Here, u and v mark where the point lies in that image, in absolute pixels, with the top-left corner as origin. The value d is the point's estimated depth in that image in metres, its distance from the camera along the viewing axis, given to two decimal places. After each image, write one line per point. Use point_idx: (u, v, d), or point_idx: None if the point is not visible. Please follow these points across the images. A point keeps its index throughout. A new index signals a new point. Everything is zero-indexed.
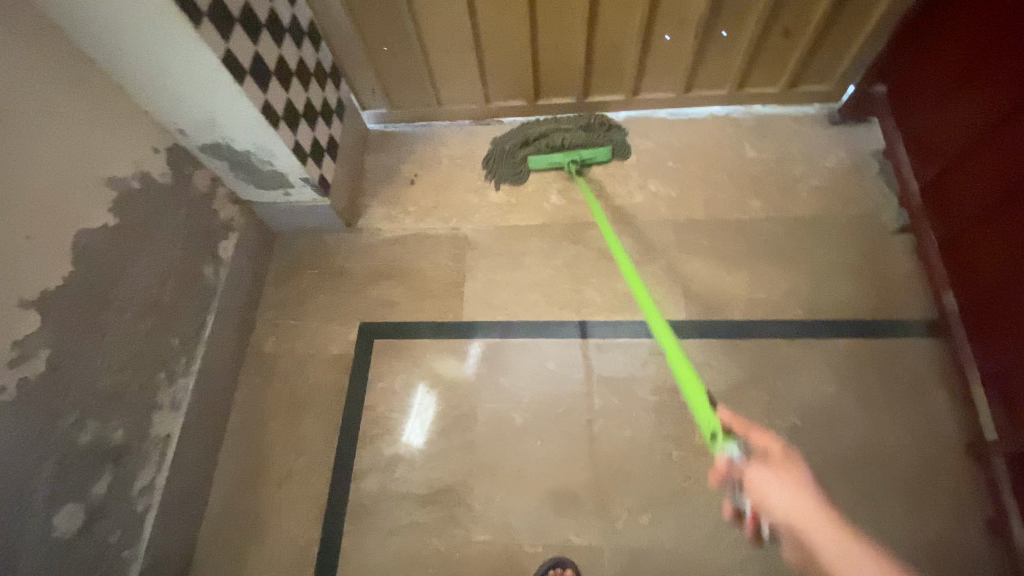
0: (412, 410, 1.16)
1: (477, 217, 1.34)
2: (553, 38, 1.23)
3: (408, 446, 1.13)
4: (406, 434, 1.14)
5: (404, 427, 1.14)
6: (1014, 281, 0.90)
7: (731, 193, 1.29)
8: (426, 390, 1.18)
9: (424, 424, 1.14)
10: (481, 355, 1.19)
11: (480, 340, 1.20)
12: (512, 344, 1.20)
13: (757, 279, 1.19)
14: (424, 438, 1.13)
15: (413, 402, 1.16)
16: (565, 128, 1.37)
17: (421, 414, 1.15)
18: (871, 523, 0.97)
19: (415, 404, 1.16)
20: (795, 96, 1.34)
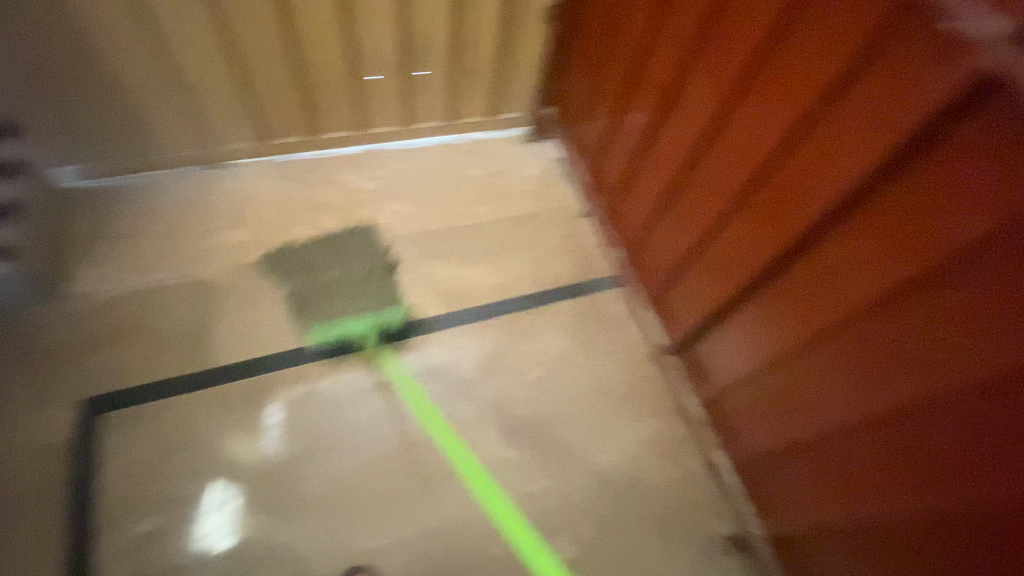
0: (207, 508, 1.03)
1: (217, 260, 1.29)
2: (265, 80, 1.29)
3: (209, 549, 1.00)
4: (204, 543, 1.00)
5: (198, 538, 1.00)
6: (649, 226, 1.23)
7: (460, 203, 1.49)
8: (224, 486, 1.05)
9: (228, 523, 1.02)
10: (285, 424, 1.12)
11: (278, 402, 1.14)
12: (315, 406, 1.15)
13: (492, 269, 1.40)
14: (229, 540, 1.01)
15: (206, 502, 1.03)
16: (350, 268, 1.32)
17: (222, 509, 1.03)
18: (605, 437, 1.19)
19: (213, 501, 1.03)
20: (496, 123, 1.60)
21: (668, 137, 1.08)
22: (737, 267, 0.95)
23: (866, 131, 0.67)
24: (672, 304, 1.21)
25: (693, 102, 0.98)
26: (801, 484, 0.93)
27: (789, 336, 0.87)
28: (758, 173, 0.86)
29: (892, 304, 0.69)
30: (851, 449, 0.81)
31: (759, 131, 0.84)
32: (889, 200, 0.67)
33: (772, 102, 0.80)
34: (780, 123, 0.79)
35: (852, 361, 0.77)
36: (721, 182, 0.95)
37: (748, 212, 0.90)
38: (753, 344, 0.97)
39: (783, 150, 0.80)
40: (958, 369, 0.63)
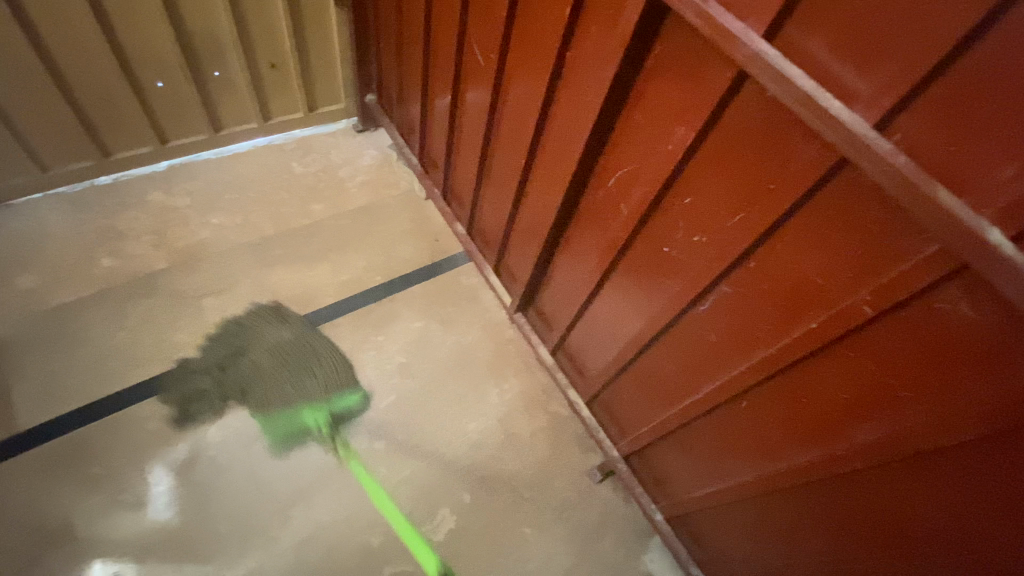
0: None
1: (5, 313, 1.14)
2: (18, 104, 1.12)
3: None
4: None
5: None
6: (477, 195, 1.25)
7: (292, 204, 1.43)
8: (105, 562, 0.96)
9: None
10: (170, 489, 1.03)
11: (160, 464, 1.05)
12: (203, 462, 1.06)
13: (337, 265, 1.36)
14: None
15: None
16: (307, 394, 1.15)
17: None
18: (473, 406, 1.22)
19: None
20: (317, 117, 1.55)
21: (468, 105, 1.10)
22: (543, 219, 0.99)
23: (593, 67, 0.71)
24: (511, 265, 1.24)
25: (476, 67, 1.01)
26: (633, 405, 1.01)
27: (592, 272, 0.93)
28: (535, 123, 0.89)
29: (649, 224, 0.76)
30: (655, 363, 0.88)
31: (527, 84, 0.87)
32: (629, 131, 0.72)
33: (531, 58, 0.84)
34: (539, 71, 0.83)
35: (636, 284, 0.84)
36: (515, 138, 0.98)
37: (540, 161, 0.94)
38: (573, 284, 1.02)
39: (550, 98, 0.84)
40: (699, 269, 0.70)
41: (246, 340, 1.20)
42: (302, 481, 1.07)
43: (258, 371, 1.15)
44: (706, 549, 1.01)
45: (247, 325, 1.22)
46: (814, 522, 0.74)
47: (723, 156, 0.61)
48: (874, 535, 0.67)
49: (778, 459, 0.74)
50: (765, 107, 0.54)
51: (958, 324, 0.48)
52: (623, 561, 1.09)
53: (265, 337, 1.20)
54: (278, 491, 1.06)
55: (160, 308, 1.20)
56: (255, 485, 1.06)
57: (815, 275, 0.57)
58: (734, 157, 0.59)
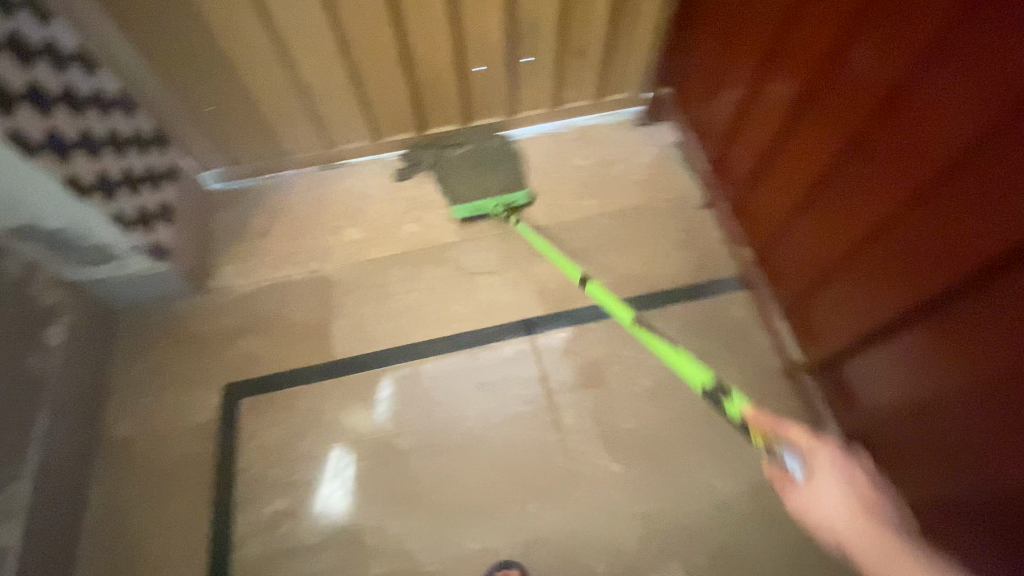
0: (329, 473, 1.11)
1: (335, 256, 1.35)
2: (376, 78, 1.30)
3: (328, 514, 1.07)
4: (327, 505, 1.08)
5: (321, 498, 1.09)
6: (785, 227, 1.08)
7: (566, 196, 1.42)
8: (342, 454, 1.13)
9: (343, 489, 1.09)
10: (393, 402, 1.17)
11: (389, 377, 1.20)
12: (424, 394, 1.18)
13: (600, 267, 1.32)
14: (364, 533, 1.06)
15: (328, 468, 1.11)
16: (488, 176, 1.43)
17: (339, 476, 1.11)
18: (725, 458, 1.08)
19: (331, 467, 1.12)
20: (604, 106, 1.51)
21: (812, 130, 0.94)
22: (906, 290, 0.80)
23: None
24: (814, 316, 1.05)
25: (848, 92, 0.84)
26: (979, 546, 0.78)
27: (974, 375, 0.72)
28: (950, 164, 0.68)
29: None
30: None
31: (945, 128, 0.68)
32: None
33: (965, 98, 0.65)
34: (986, 101, 0.62)
35: None
36: (894, 175, 0.78)
37: (934, 215, 0.73)
38: (925, 374, 0.81)
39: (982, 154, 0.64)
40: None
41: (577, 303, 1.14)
42: (538, 480, 1.08)
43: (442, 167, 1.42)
44: None
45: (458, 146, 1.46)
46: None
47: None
48: None
49: None
50: None
51: None
52: None
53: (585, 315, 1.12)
54: (514, 480, 1.09)
55: (444, 277, 1.31)
56: (496, 471, 1.10)
57: None
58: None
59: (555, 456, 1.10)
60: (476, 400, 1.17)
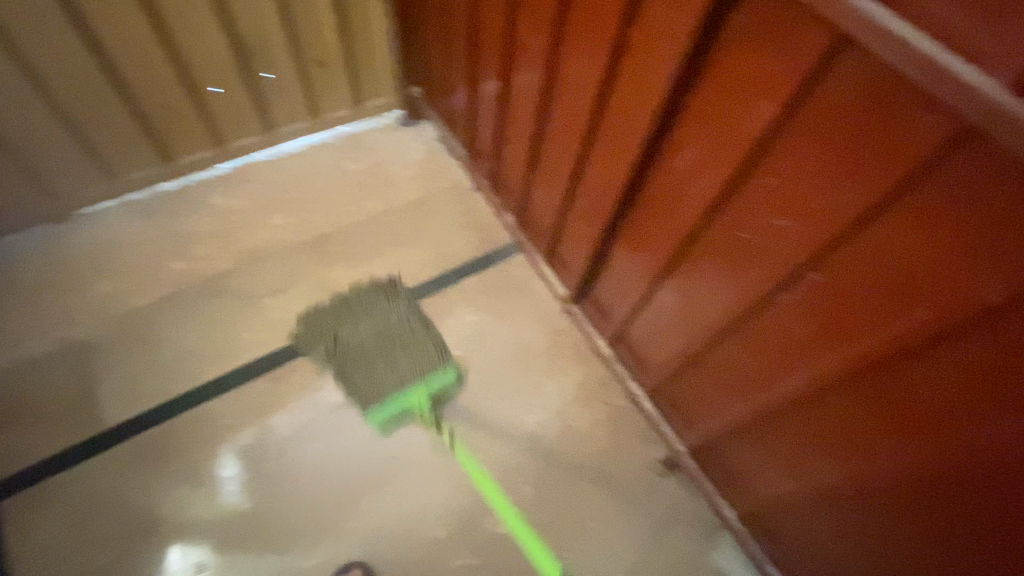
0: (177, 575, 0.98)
1: (87, 317, 1.19)
2: (90, 114, 1.17)
3: None
4: None
5: None
6: (527, 183, 1.22)
7: (344, 201, 1.44)
8: (189, 549, 1.01)
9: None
10: (240, 473, 1.07)
11: (231, 449, 1.09)
12: (277, 447, 1.11)
13: (390, 260, 1.37)
14: None
15: (174, 569, 0.99)
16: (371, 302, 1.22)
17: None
18: (531, 398, 1.20)
19: (174, 571, 0.99)
20: (363, 112, 1.55)
21: (516, 94, 1.08)
22: (601, 208, 0.96)
23: (664, 30, 0.66)
24: (564, 253, 1.21)
25: (527, 55, 0.98)
26: (699, 398, 0.97)
27: (655, 261, 0.90)
28: (595, 94, 0.84)
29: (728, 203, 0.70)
30: (726, 354, 0.85)
31: (584, 69, 0.84)
32: (700, 117, 0.68)
33: (588, 42, 0.81)
34: (600, 38, 0.78)
35: (702, 273, 0.81)
36: (571, 114, 0.93)
37: (601, 140, 0.88)
38: (634, 273, 0.98)
39: (609, 83, 0.81)
40: (783, 254, 0.66)
41: (406, 349, 1.16)
42: (366, 475, 1.09)
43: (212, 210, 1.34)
44: (781, 547, 0.96)
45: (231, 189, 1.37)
46: (918, 530, 0.68)
47: (818, 126, 0.55)
48: (984, 549, 0.61)
49: (873, 458, 0.68)
50: (876, 76, 0.48)
51: None
52: (691, 555, 1.06)
53: (422, 361, 1.15)
54: (343, 483, 1.08)
55: (226, 308, 1.24)
56: (321, 482, 1.08)
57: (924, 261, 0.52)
58: (833, 126, 0.54)
59: (377, 447, 1.12)
60: (289, 417, 1.14)
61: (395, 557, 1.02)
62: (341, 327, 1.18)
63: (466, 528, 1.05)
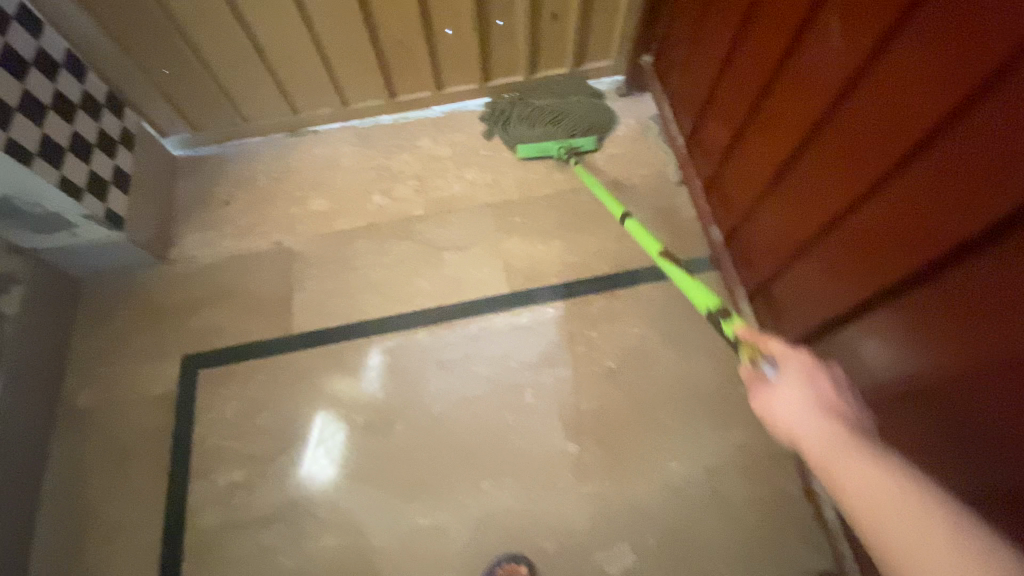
0: (313, 440, 1.11)
1: (298, 228, 1.32)
2: (339, 44, 1.24)
3: (312, 481, 1.08)
4: (310, 469, 1.09)
5: (305, 463, 1.09)
6: (753, 204, 1.02)
7: (541, 169, 1.37)
8: (328, 418, 1.13)
9: (331, 456, 1.10)
10: (381, 366, 1.17)
11: (377, 345, 1.19)
12: (411, 357, 1.17)
13: (569, 244, 1.28)
14: (315, 505, 1.06)
15: (314, 433, 1.12)
16: (559, 104, 1.39)
17: (326, 442, 1.11)
18: (683, 442, 1.06)
19: (316, 435, 1.12)
20: (582, 75, 1.44)
21: (778, 103, 0.87)
22: (866, 274, 0.75)
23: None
24: (780, 297, 1.01)
25: (814, 62, 0.77)
26: None
27: (932, 365, 0.68)
28: (902, 153, 0.64)
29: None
30: (1009, 518, 0.63)
31: (910, 105, 0.62)
32: None
33: (932, 72, 0.58)
34: (944, 82, 0.57)
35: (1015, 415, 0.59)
36: (851, 161, 0.73)
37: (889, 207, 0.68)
38: (885, 364, 0.77)
39: (950, 134, 0.58)
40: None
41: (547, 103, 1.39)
42: (494, 459, 1.07)
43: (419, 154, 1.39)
44: None
45: (439, 159, 1.38)
46: None
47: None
48: None
49: None
50: None
51: None
52: None
53: (554, 104, 1.39)
54: (472, 455, 1.08)
55: (408, 252, 1.28)
56: (451, 446, 1.09)
57: None
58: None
59: (512, 434, 1.09)
60: (434, 367, 1.16)
61: (499, 550, 1.01)
62: (529, 109, 1.39)
63: (577, 552, 0.99)
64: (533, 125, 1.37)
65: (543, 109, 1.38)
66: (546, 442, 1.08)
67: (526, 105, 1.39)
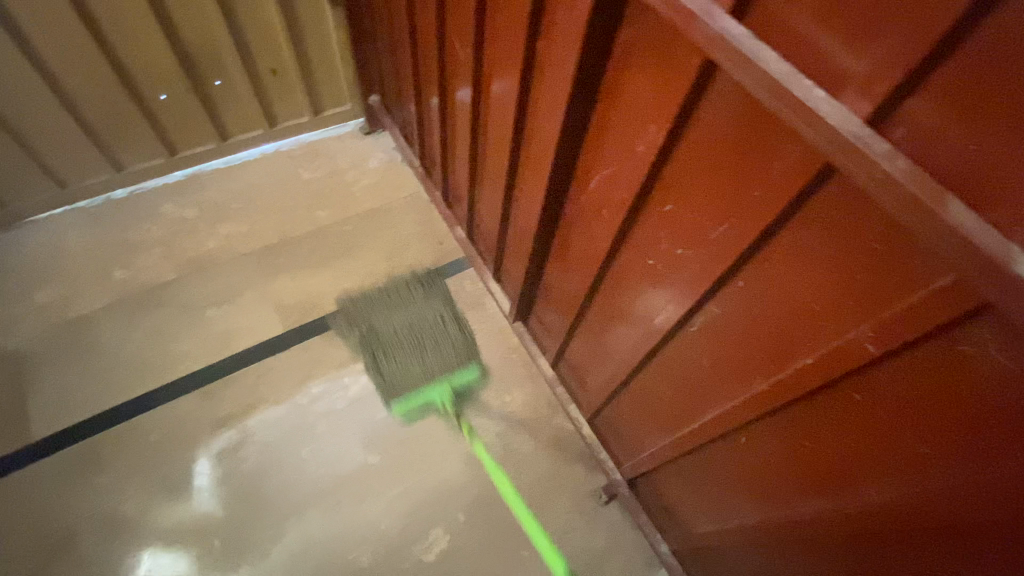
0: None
1: (23, 327, 1.18)
2: (32, 124, 1.16)
3: None
4: None
5: None
6: (471, 195, 1.18)
7: (298, 210, 1.41)
8: (156, 554, 0.99)
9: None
10: (212, 481, 1.06)
11: (206, 454, 1.08)
12: (253, 460, 1.08)
13: (338, 272, 1.33)
14: None
15: (140, 574, 0.98)
16: (438, 341, 1.13)
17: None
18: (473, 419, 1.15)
19: (143, 574, 0.98)
20: (323, 120, 1.53)
21: (453, 106, 1.04)
22: (526, 228, 0.92)
23: (553, 68, 0.64)
24: (506, 270, 1.16)
25: (456, 66, 0.93)
26: (629, 426, 0.93)
27: (580, 283, 0.85)
28: (513, 110, 0.78)
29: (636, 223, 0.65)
30: (648, 384, 0.80)
31: (501, 86, 0.79)
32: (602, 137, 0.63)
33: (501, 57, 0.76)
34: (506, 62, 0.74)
35: (621, 298, 0.76)
36: (500, 121, 0.85)
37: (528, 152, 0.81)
38: (564, 295, 0.94)
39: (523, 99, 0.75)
40: (679, 294, 0.63)
41: (392, 313, 1.16)
42: (294, 497, 1.05)
43: (164, 221, 1.34)
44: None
45: (187, 224, 1.35)
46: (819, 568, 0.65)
47: (708, 150, 0.50)
48: None
49: (784, 500, 0.64)
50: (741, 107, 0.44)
51: (989, 376, 0.38)
52: None
53: (413, 316, 1.16)
54: (271, 501, 1.05)
55: (166, 320, 1.21)
56: (246, 501, 1.04)
57: (805, 299, 0.48)
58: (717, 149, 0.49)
59: (310, 466, 1.08)
60: (214, 427, 1.11)
61: None
62: (380, 315, 1.16)
63: (393, 555, 1.01)
64: (409, 367, 1.10)
65: (393, 321, 1.15)
66: (345, 462, 1.09)
67: (387, 349, 1.11)
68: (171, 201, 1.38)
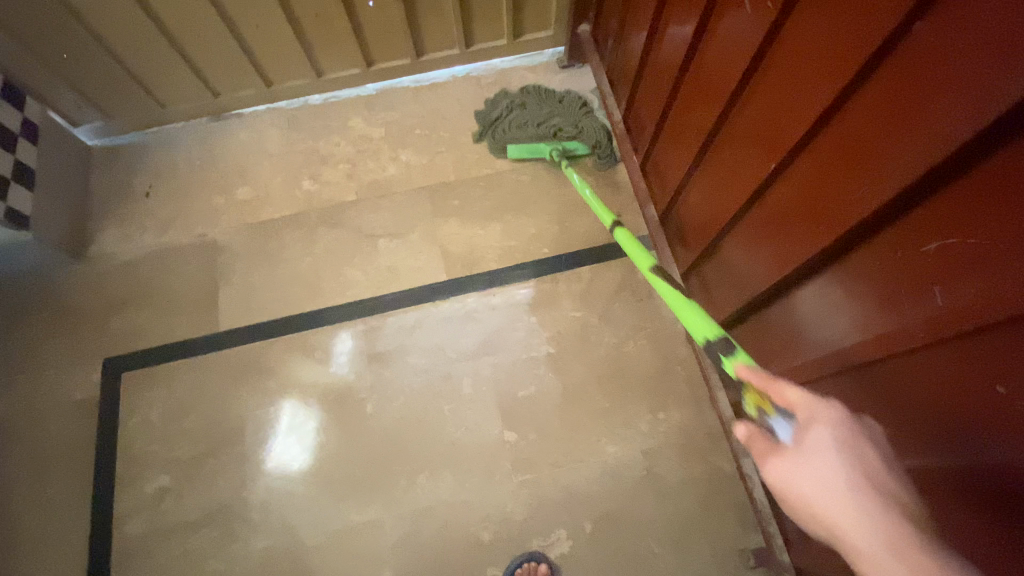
0: (283, 429, 1.08)
1: (223, 219, 1.26)
2: (252, 23, 1.15)
3: (284, 470, 1.06)
4: (281, 462, 1.06)
5: (274, 456, 1.06)
6: (686, 181, 0.98)
7: (477, 148, 1.31)
8: (296, 407, 1.10)
9: (302, 443, 1.07)
10: (352, 350, 1.13)
11: (348, 329, 1.15)
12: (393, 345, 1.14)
13: (507, 226, 1.23)
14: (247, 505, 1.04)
15: (283, 423, 1.09)
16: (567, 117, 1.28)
17: (297, 431, 1.08)
18: (621, 427, 1.05)
19: (285, 424, 1.09)
20: (521, 47, 1.37)
21: (700, 74, 0.82)
22: (776, 259, 0.72)
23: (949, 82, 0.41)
24: (713, 281, 0.97)
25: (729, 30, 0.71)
26: None
27: (835, 353, 0.65)
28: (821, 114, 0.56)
29: (982, 343, 0.45)
30: None
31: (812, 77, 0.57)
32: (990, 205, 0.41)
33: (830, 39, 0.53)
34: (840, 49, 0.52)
35: (905, 403, 0.56)
36: (788, 115, 0.62)
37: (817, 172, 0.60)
38: (796, 348, 0.74)
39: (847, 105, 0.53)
40: None
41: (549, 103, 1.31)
42: (431, 452, 1.05)
43: (352, 136, 1.33)
44: None
45: (372, 141, 1.32)
46: None
47: None
48: None
49: None
50: None
51: None
52: None
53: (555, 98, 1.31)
54: (409, 448, 1.06)
55: (340, 241, 1.23)
56: (387, 441, 1.07)
57: None
58: None
59: (450, 425, 1.07)
60: (369, 359, 1.13)
61: (434, 545, 0.99)
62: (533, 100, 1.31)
63: (514, 541, 0.99)
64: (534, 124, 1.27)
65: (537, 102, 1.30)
66: (483, 433, 1.06)
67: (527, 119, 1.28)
68: (361, 115, 1.35)
